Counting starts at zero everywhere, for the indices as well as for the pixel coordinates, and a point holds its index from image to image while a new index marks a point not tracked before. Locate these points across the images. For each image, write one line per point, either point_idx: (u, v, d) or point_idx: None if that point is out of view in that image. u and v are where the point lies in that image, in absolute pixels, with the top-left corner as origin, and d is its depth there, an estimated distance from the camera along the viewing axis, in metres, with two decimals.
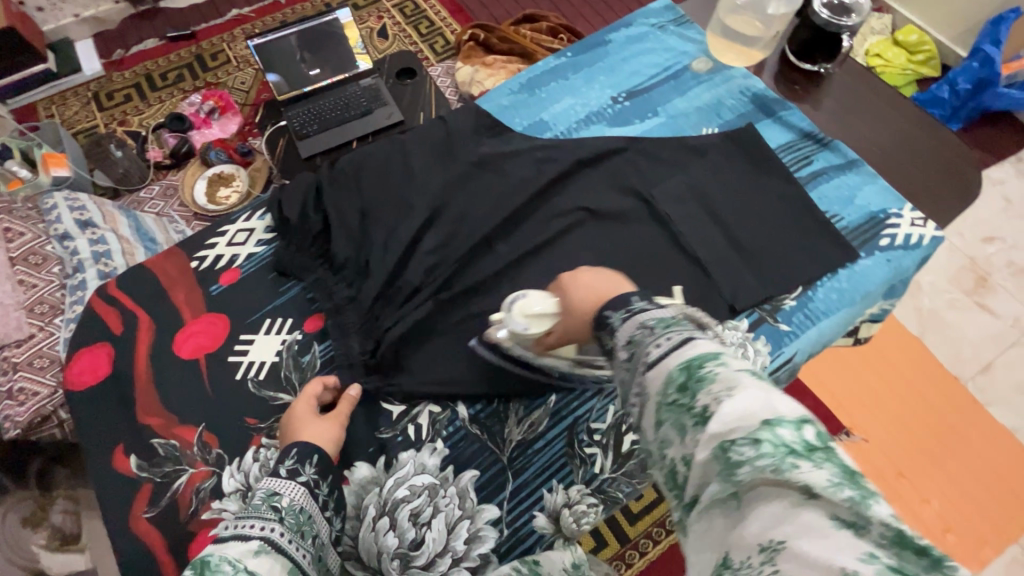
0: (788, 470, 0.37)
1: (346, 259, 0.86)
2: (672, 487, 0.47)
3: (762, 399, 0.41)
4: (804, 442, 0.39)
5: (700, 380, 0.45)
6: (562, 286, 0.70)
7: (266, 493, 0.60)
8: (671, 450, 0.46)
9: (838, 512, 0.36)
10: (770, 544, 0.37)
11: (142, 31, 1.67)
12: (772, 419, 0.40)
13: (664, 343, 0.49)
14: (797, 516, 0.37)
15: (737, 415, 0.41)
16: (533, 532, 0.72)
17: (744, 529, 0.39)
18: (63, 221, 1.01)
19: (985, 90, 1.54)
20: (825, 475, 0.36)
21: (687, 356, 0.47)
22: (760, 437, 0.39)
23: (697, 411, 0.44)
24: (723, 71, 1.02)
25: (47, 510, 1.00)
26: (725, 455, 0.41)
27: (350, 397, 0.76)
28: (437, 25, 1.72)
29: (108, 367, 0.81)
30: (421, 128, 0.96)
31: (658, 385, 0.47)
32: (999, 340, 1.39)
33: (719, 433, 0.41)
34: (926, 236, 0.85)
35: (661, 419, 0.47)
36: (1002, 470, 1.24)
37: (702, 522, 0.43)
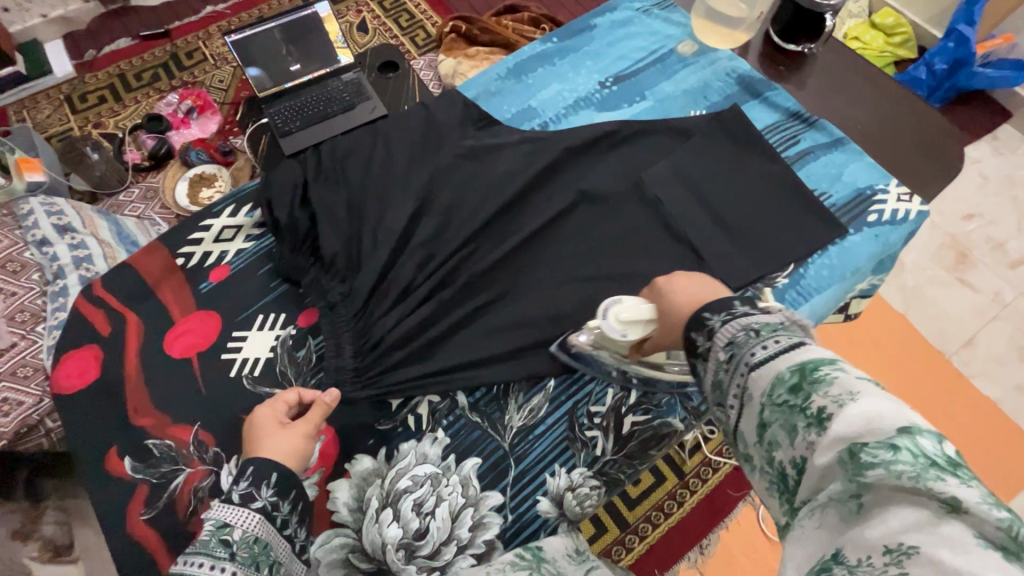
0: (932, 479, 0.34)
1: (336, 254, 0.84)
2: (780, 491, 0.44)
3: (892, 406, 0.38)
4: (947, 457, 0.36)
5: (816, 381, 0.42)
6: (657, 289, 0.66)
7: (214, 526, 0.55)
8: (778, 453, 0.43)
9: (985, 530, 0.33)
10: (899, 548, 0.34)
11: (113, 31, 1.62)
12: (911, 427, 0.37)
13: (773, 344, 0.46)
14: (939, 527, 0.34)
15: (865, 420, 0.38)
16: (537, 517, 0.72)
17: (866, 530, 0.36)
18: (41, 226, 0.99)
19: (961, 70, 1.57)
20: (977, 492, 0.34)
21: (801, 359, 0.44)
22: (899, 444, 0.36)
23: (811, 413, 0.41)
24: (708, 53, 1.02)
25: (37, 521, 0.99)
26: (852, 457, 0.37)
27: (322, 404, 0.69)
28: (417, 18, 1.70)
29: (97, 369, 0.80)
30: (407, 118, 0.95)
31: (764, 386, 0.45)
32: (980, 314, 1.42)
33: (846, 435, 0.38)
34: (913, 211, 0.87)
35: (767, 421, 0.44)
36: (986, 442, 1.28)
37: (810, 521, 0.40)
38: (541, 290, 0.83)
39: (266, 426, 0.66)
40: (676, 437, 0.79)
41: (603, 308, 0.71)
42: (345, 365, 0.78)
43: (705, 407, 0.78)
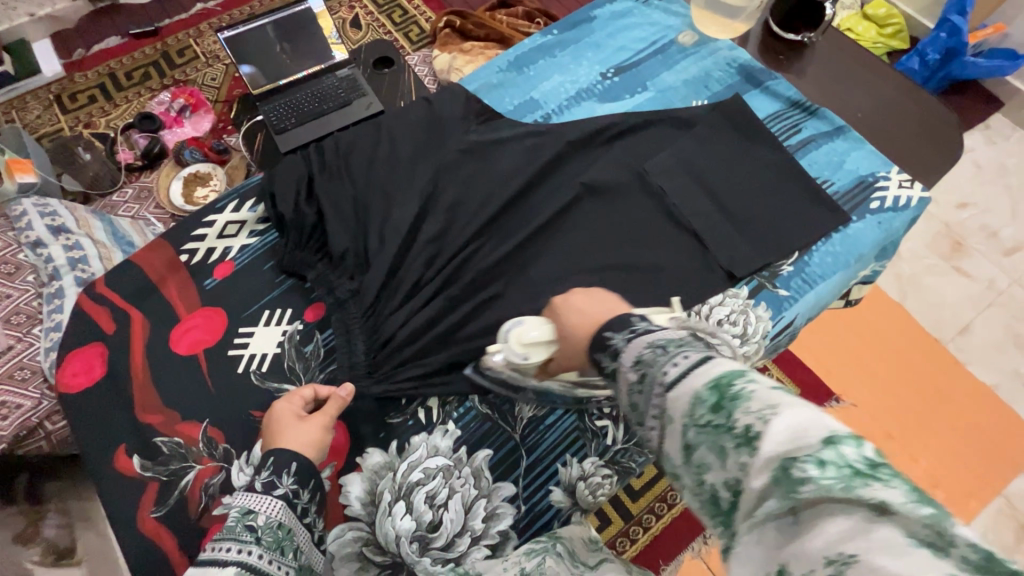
0: (860, 488, 0.34)
1: (345, 250, 0.83)
2: (716, 513, 0.44)
3: (808, 415, 0.39)
4: (868, 460, 0.35)
5: (734, 398, 0.42)
6: (555, 309, 0.68)
7: (239, 512, 0.56)
8: (711, 474, 0.43)
9: (913, 529, 0.33)
10: (840, 557, 0.34)
11: (102, 29, 1.60)
12: (831, 435, 0.37)
13: (681, 361, 0.47)
14: (871, 533, 0.33)
15: (789, 434, 0.38)
16: (550, 507, 0.73)
17: (807, 545, 0.36)
18: (35, 228, 0.97)
19: (953, 60, 1.58)
20: (901, 492, 0.33)
21: (713, 375, 0.45)
22: (824, 457, 0.36)
23: (738, 432, 0.41)
24: (709, 43, 1.02)
25: (38, 526, 0.93)
26: (785, 474, 0.37)
27: (338, 398, 0.70)
28: (411, 14, 1.69)
29: (103, 367, 0.79)
30: (408, 112, 0.94)
31: (683, 407, 0.46)
32: (976, 301, 1.44)
33: (775, 453, 0.38)
34: (915, 197, 0.87)
35: (695, 443, 0.44)
36: (982, 428, 1.29)
37: (749, 538, 0.39)
38: (547, 282, 0.82)
39: (284, 421, 0.67)
40: None
41: (505, 331, 0.71)
42: (358, 362, 0.79)
43: None
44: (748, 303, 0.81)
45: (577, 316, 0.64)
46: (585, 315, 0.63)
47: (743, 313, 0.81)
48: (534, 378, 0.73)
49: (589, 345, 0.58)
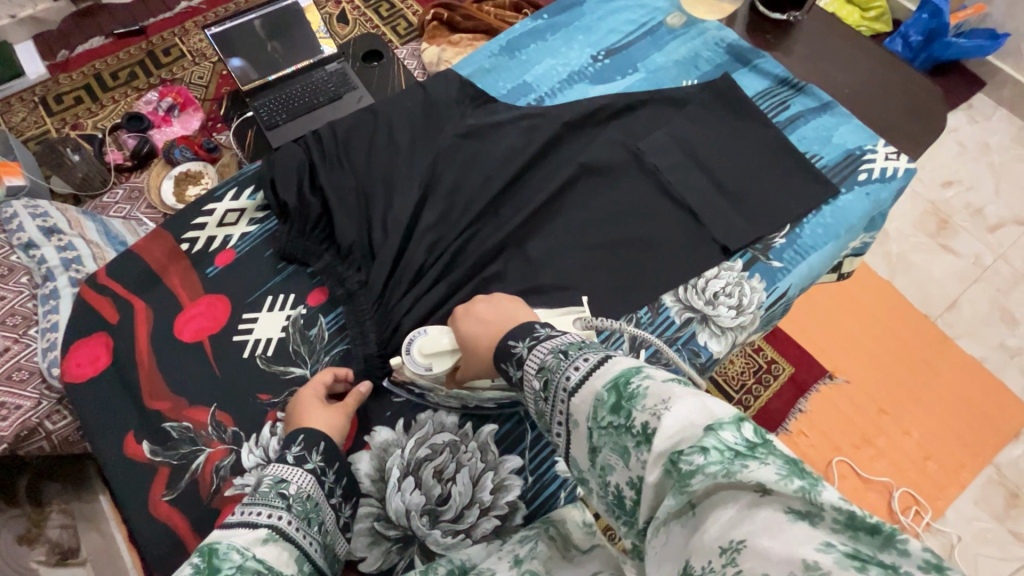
0: (739, 471, 0.38)
1: (353, 243, 0.85)
2: (624, 512, 0.48)
3: (694, 404, 0.43)
4: (745, 441, 0.40)
5: (631, 397, 0.46)
6: (456, 320, 0.71)
7: (272, 480, 0.56)
8: (616, 474, 0.47)
9: (791, 504, 0.37)
10: (731, 545, 0.37)
11: (85, 29, 1.58)
12: (712, 423, 0.41)
13: (582, 364, 0.51)
14: (756, 515, 0.37)
15: (678, 427, 0.42)
16: (556, 477, 0.75)
17: (704, 534, 0.39)
18: (26, 229, 0.95)
19: (935, 40, 1.61)
20: (773, 469, 0.37)
21: (612, 376, 0.49)
22: (706, 444, 0.40)
23: (637, 430, 0.45)
24: (697, 24, 1.04)
25: (42, 526, 0.89)
26: (676, 468, 0.40)
27: (359, 392, 0.74)
28: (397, 7, 1.69)
29: (109, 357, 0.80)
30: (402, 99, 0.95)
31: (588, 411, 0.49)
32: (963, 277, 1.47)
33: (664, 448, 0.42)
34: (901, 168, 0.90)
35: (600, 444, 0.48)
36: (968, 400, 1.33)
37: (659, 538, 0.43)
38: (546, 264, 0.84)
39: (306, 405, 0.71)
40: None
41: (406, 343, 0.73)
42: (371, 354, 0.79)
43: (711, 364, 0.80)
44: (743, 276, 0.83)
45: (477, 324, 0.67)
46: (486, 325, 0.67)
47: (738, 285, 0.83)
48: (445, 388, 0.74)
49: (494, 356, 0.61)
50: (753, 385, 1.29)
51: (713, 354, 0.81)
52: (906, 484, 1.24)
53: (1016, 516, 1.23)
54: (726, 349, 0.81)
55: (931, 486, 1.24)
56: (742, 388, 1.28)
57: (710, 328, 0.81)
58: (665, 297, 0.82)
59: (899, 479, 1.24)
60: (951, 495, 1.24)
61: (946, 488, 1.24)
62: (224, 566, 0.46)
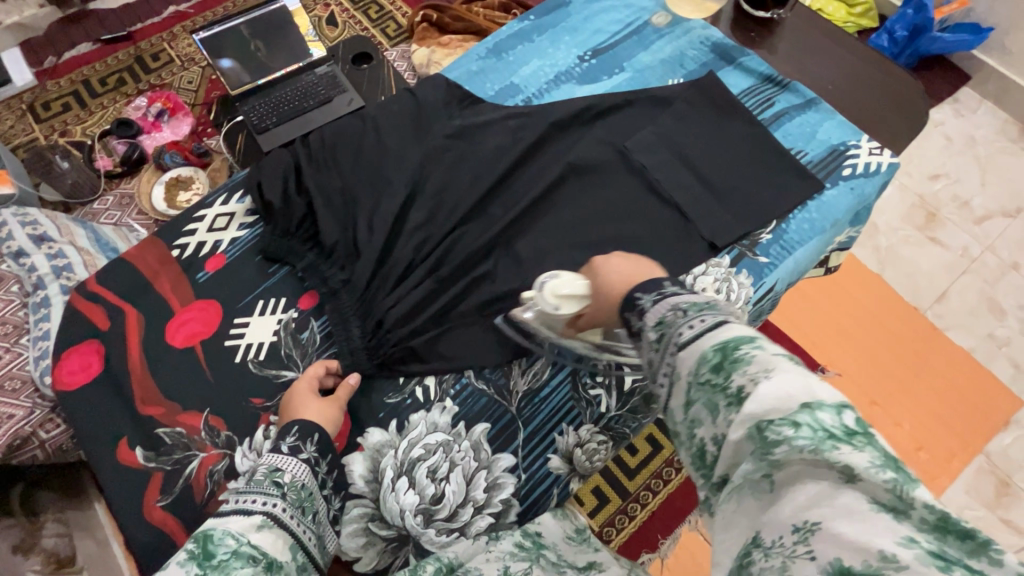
0: (829, 450, 0.36)
1: (335, 241, 0.86)
2: (698, 465, 0.46)
3: (800, 380, 0.41)
4: (845, 428, 0.38)
5: (736, 361, 0.44)
6: (594, 267, 0.70)
7: (268, 469, 0.58)
8: (702, 429, 0.45)
9: (878, 496, 0.35)
10: (805, 525, 0.37)
11: (72, 35, 1.57)
12: (812, 402, 0.39)
13: (698, 324, 0.47)
14: (836, 498, 0.36)
15: (775, 397, 0.40)
16: (549, 474, 0.77)
17: (779, 510, 0.39)
18: (16, 237, 0.95)
19: (921, 35, 1.62)
20: (868, 457, 0.36)
21: (723, 338, 0.45)
22: (800, 420, 0.38)
23: (731, 392, 0.43)
24: (682, 23, 1.05)
25: (37, 534, 0.88)
26: (760, 435, 0.39)
27: (349, 384, 0.76)
28: (387, 9, 1.69)
29: (100, 364, 0.80)
30: (390, 102, 0.95)
31: (690, 365, 0.46)
32: (951, 269, 1.49)
33: (755, 413, 0.40)
34: (884, 163, 0.91)
35: (693, 399, 0.46)
36: (960, 391, 1.34)
37: (729, 502, 0.43)
38: (536, 263, 0.84)
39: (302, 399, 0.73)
40: None
41: (542, 280, 0.73)
42: (356, 345, 0.81)
43: None
44: (730, 272, 0.84)
45: (615, 272, 0.66)
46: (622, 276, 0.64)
47: (725, 282, 0.83)
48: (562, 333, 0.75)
49: (620, 306, 0.57)
50: None
51: None
52: None
53: (1006, 504, 1.25)
54: None
55: (928, 475, 1.26)
56: None
57: None
58: None
59: None
60: (943, 484, 1.26)
61: (937, 477, 1.26)
62: (218, 550, 0.48)
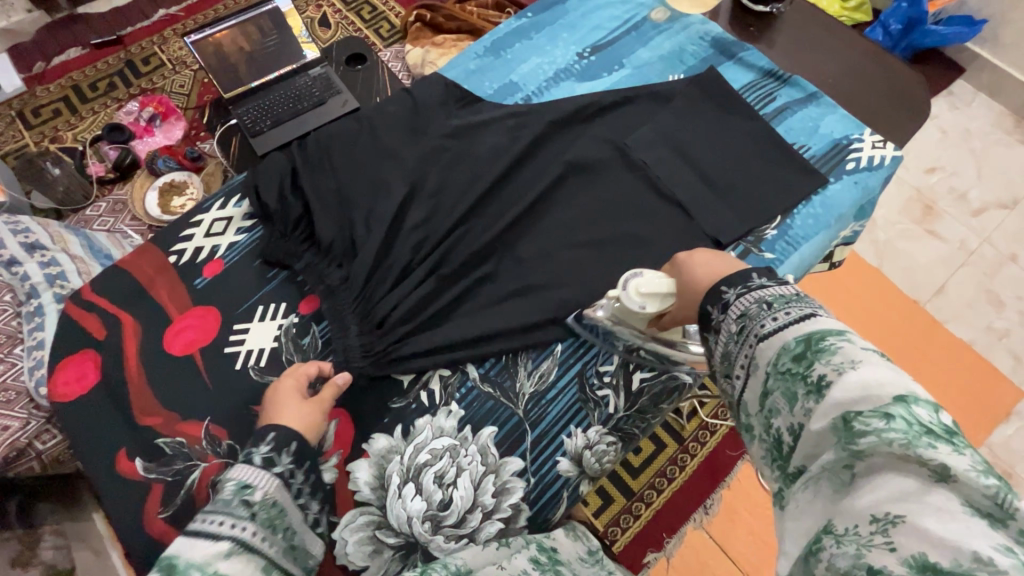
0: (924, 447, 0.36)
1: (333, 241, 0.84)
2: (774, 457, 0.46)
3: (890, 374, 0.40)
4: (943, 426, 0.37)
5: (820, 350, 0.44)
6: (678, 263, 0.67)
7: (238, 486, 0.55)
8: (778, 419, 0.45)
9: (974, 499, 0.34)
10: (886, 517, 0.36)
11: (61, 39, 1.55)
12: (907, 397, 0.39)
13: (782, 316, 0.47)
14: (926, 496, 0.35)
15: (865, 388, 0.40)
16: (559, 477, 0.75)
17: (857, 499, 0.38)
18: (7, 246, 0.92)
19: (915, 29, 1.62)
20: (968, 459, 0.35)
21: (807, 330, 0.46)
22: (892, 412, 0.38)
23: (812, 381, 0.43)
24: (681, 18, 1.04)
25: (36, 547, 0.85)
26: (846, 425, 0.39)
27: (335, 385, 0.72)
28: (380, 10, 1.67)
29: (97, 374, 0.78)
30: (387, 102, 0.94)
31: (770, 355, 0.47)
32: (950, 262, 1.48)
33: (842, 402, 0.40)
34: (887, 156, 0.90)
35: (770, 389, 0.46)
36: (964, 384, 1.34)
37: (804, 493, 0.42)
38: (538, 262, 0.84)
39: (286, 397, 0.70)
40: (685, 390, 0.82)
41: (623, 279, 0.72)
42: (353, 346, 0.79)
43: None
44: None
45: (704, 270, 0.62)
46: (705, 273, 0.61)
47: None
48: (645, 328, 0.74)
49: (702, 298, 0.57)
50: None
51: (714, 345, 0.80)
52: None
53: None
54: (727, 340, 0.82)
55: None
56: None
57: None
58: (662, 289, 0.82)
59: None
60: None
61: None
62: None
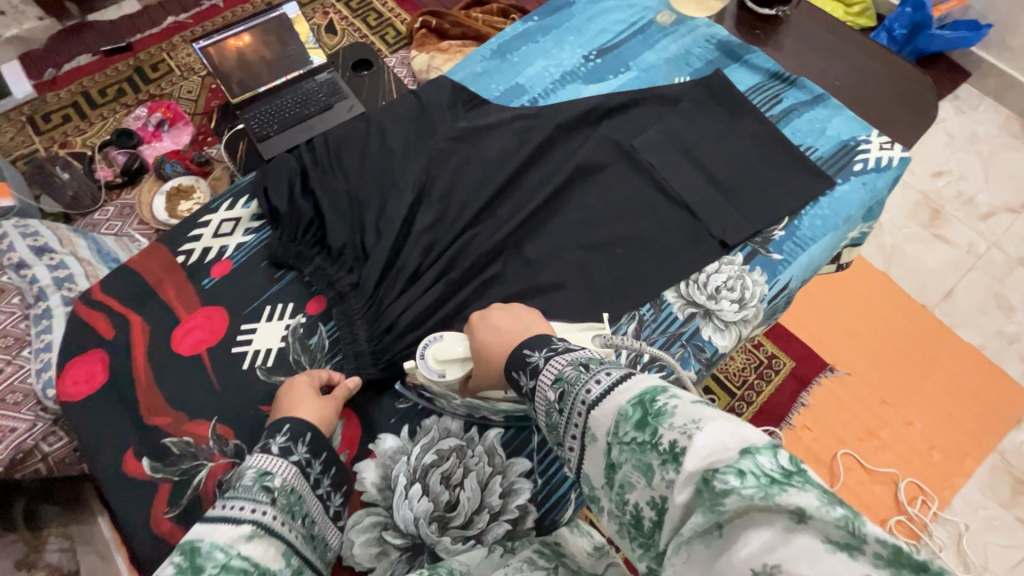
0: (777, 495, 0.36)
1: (343, 245, 0.84)
2: (637, 533, 0.47)
3: (728, 426, 0.41)
4: (783, 469, 0.38)
5: (658, 414, 0.44)
6: (472, 327, 0.70)
7: (257, 472, 0.57)
8: (635, 493, 0.45)
9: (830, 534, 0.35)
10: (764, 569, 0.36)
11: (73, 47, 1.57)
12: (749, 446, 0.39)
13: (604, 378, 0.50)
14: (791, 542, 0.36)
15: (711, 448, 0.40)
16: (565, 478, 0.75)
17: (732, 557, 0.38)
18: (17, 249, 0.93)
19: (920, 33, 1.62)
20: (814, 496, 0.36)
21: (636, 391, 0.47)
22: (744, 468, 0.38)
23: (663, 448, 0.43)
24: (687, 22, 1.04)
25: (42, 549, 0.84)
26: (707, 486, 0.39)
27: (347, 387, 0.74)
28: (386, 16, 1.68)
29: (105, 374, 0.79)
30: (394, 105, 0.95)
31: (607, 424, 0.48)
32: (958, 266, 1.47)
33: (695, 467, 0.40)
34: (895, 157, 0.90)
35: (619, 461, 0.46)
36: (973, 387, 1.33)
37: (678, 557, 0.41)
38: (545, 264, 0.84)
39: (299, 393, 0.72)
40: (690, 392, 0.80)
41: (422, 347, 0.73)
42: (362, 349, 0.80)
43: (718, 357, 0.80)
44: (744, 269, 0.83)
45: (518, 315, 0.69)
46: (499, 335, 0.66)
47: (739, 279, 0.83)
48: (458, 396, 0.74)
49: (506, 364, 0.61)
50: (754, 381, 1.29)
51: (718, 348, 0.80)
52: (915, 477, 1.24)
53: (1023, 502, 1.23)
54: (731, 344, 0.81)
55: (940, 475, 1.24)
56: (744, 385, 1.28)
57: (716, 322, 0.81)
58: (666, 293, 0.82)
59: (905, 470, 1.24)
60: (959, 484, 1.24)
61: (952, 477, 1.24)
62: (208, 565, 0.48)
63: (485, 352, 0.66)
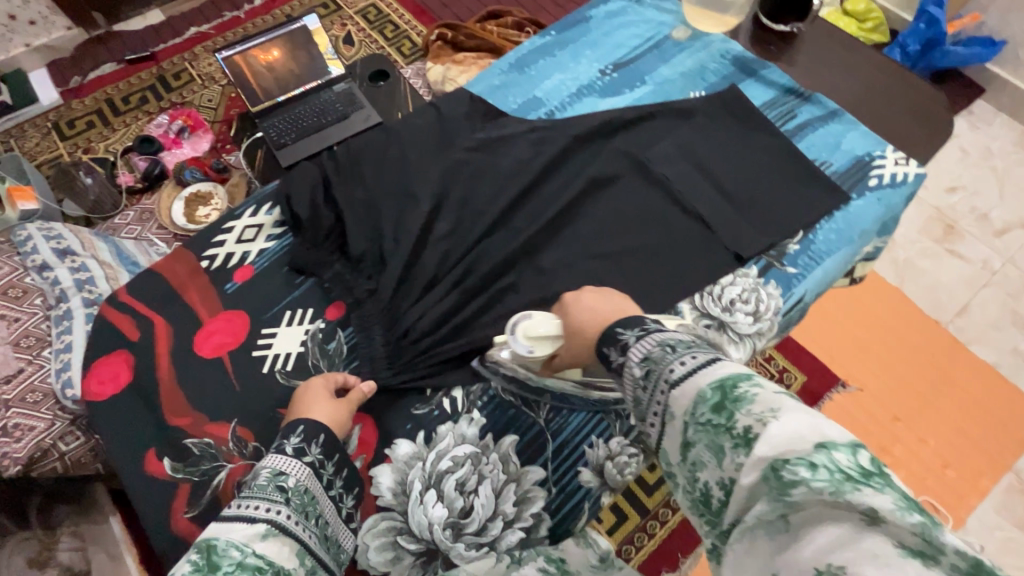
0: (849, 492, 0.37)
1: (364, 253, 0.86)
2: (704, 512, 0.48)
3: (807, 420, 0.42)
4: (861, 468, 0.38)
5: (737, 400, 0.46)
6: (566, 307, 0.71)
7: (271, 473, 0.60)
8: (704, 472, 0.47)
9: (904, 539, 0.35)
10: (829, 568, 0.36)
11: (98, 56, 1.62)
12: (826, 442, 0.40)
13: (690, 360, 0.50)
14: (859, 543, 0.36)
15: (786, 438, 0.41)
16: (580, 487, 0.76)
17: (797, 552, 0.38)
18: (40, 251, 0.95)
19: (934, 49, 1.61)
20: (889, 499, 0.36)
21: (719, 376, 0.48)
22: (816, 461, 0.39)
23: (738, 433, 0.44)
24: (702, 37, 1.06)
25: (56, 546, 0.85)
26: (775, 474, 0.40)
27: (361, 391, 0.75)
28: (402, 28, 1.72)
29: (129, 374, 0.80)
30: (413, 116, 0.97)
31: (685, 404, 0.48)
32: (973, 282, 1.46)
33: (767, 453, 0.42)
34: (910, 173, 0.91)
35: (693, 440, 0.48)
36: (989, 405, 1.31)
37: (741, 544, 0.43)
38: (560, 274, 0.85)
39: (314, 394, 0.73)
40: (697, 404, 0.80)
41: (513, 324, 0.74)
42: (379, 354, 0.81)
43: None
44: (758, 282, 0.84)
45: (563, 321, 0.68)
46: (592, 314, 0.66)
47: (753, 292, 0.83)
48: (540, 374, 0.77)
49: (599, 339, 0.60)
50: None
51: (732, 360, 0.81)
52: (926, 494, 1.23)
53: None
54: (745, 355, 0.81)
55: (956, 495, 1.23)
56: None
57: (733, 334, 0.81)
58: (681, 304, 0.83)
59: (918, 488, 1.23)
60: (971, 505, 1.22)
61: (966, 496, 1.23)
62: (225, 562, 0.50)
63: (582, 332, 0.66)
